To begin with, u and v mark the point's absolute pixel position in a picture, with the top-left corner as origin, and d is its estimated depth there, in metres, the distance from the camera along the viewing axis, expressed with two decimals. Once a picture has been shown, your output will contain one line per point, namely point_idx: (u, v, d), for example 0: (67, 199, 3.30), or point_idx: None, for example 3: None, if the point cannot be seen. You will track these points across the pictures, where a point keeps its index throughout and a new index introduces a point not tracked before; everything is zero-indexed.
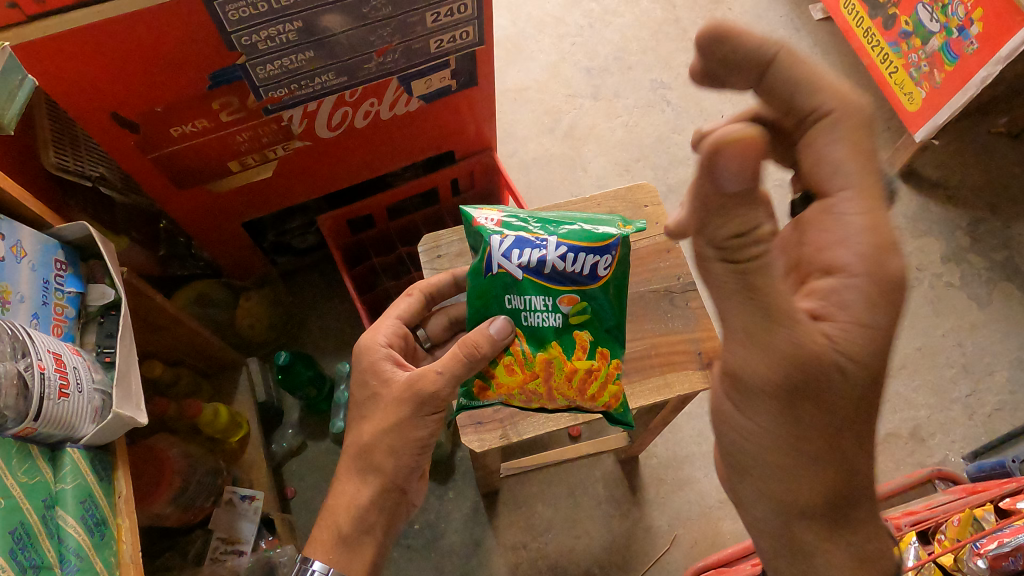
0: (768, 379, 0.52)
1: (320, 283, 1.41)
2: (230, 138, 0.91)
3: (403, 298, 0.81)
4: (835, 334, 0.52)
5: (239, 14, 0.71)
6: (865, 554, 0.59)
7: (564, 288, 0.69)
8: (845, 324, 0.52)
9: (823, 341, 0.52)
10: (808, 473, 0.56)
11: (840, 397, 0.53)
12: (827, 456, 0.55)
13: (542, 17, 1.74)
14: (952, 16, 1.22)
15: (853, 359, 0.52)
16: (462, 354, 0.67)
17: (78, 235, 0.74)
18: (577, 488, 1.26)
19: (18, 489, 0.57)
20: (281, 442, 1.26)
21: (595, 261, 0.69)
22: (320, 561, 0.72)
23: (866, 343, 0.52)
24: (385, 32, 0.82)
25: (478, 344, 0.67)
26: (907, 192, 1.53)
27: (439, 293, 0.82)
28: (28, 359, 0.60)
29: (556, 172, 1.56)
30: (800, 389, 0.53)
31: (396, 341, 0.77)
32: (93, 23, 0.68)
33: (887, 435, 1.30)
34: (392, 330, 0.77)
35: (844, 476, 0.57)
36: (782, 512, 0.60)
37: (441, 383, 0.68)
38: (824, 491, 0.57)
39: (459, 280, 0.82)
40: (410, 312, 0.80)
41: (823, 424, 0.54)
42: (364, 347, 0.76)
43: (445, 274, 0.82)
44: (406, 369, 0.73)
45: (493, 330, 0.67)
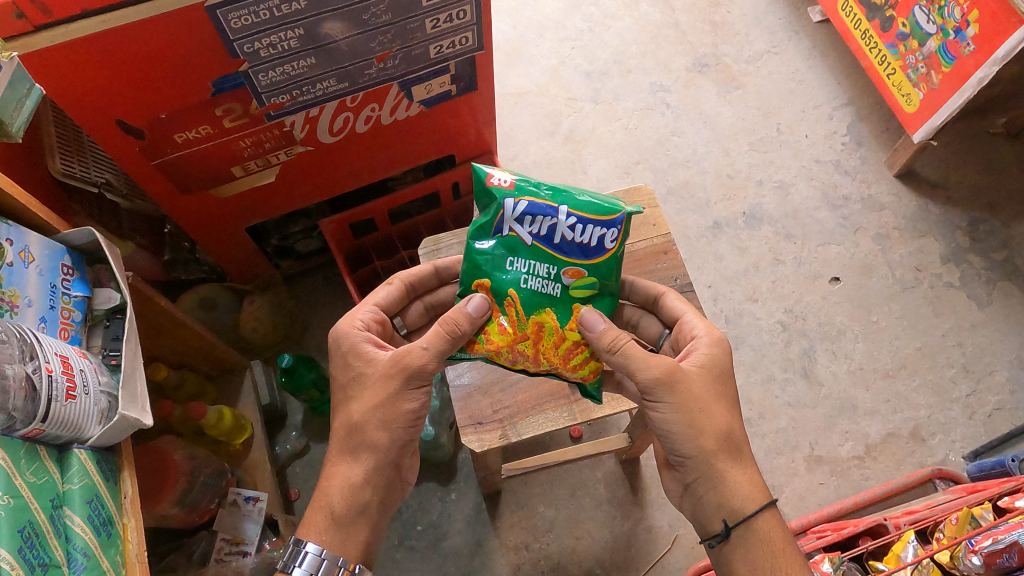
0: (672, 407, 0.69)
1: (323, 286, 1.42)
2: (233, 144, 0.92)
3: (384, 285, 0.82)
4: (705, 366, 0.72)
5: (242, 22, 0.73)
6: (787, 537, 0.71)
7: (571, 260, 0.71)
8: (708, 361, 0.72)
9: (696, 371, 0.71)
10: (725, 475, 0.70)
11: (719, 410, 0.70)
12: (731, 457, 0.71)
13: (542, 21, 1.76)
14: (949, 18, 1.23)
15: (720, 380, 0.72)
16: (443, 330, 0.69)
17: (83, 240, 0.76)
18: (578, 489, 1.26)
19: (28, 489, 0.59)
20: (285, 444, 1.27)
21: (602, 233, 0.70)
22: (314, 543, 0.72)
23: (725, 371, 0.72)
24: (385, 39, 0.83)
25: (458, 322, 0.69)
26: (906, 193, 1.54)
27: (420, 284, 0.84)
28: (36, 362, 0.61)
29: (556, 175, 1.57)
30: (693, 408, 0.69)
31: (373, 326, 0.78)
32: (97, 32, 0.70)
33: (886, 434, 1.31)
34: (369, 315, 0.78)
35: (750, 472, 0.72)
36: (725, 509, 0.71)
37: (428, 359, 0.69)
38: (742, 485, 0.70)
39: (441, 271, 0.85)
40: (389, 299, 0.81)
41: (718, 433, 0.70)
42: (342, 331, 0.76)
43: (428, 266, 0.84)
44: (386, 350, 0.75)
45: (470, 308, 0.69)
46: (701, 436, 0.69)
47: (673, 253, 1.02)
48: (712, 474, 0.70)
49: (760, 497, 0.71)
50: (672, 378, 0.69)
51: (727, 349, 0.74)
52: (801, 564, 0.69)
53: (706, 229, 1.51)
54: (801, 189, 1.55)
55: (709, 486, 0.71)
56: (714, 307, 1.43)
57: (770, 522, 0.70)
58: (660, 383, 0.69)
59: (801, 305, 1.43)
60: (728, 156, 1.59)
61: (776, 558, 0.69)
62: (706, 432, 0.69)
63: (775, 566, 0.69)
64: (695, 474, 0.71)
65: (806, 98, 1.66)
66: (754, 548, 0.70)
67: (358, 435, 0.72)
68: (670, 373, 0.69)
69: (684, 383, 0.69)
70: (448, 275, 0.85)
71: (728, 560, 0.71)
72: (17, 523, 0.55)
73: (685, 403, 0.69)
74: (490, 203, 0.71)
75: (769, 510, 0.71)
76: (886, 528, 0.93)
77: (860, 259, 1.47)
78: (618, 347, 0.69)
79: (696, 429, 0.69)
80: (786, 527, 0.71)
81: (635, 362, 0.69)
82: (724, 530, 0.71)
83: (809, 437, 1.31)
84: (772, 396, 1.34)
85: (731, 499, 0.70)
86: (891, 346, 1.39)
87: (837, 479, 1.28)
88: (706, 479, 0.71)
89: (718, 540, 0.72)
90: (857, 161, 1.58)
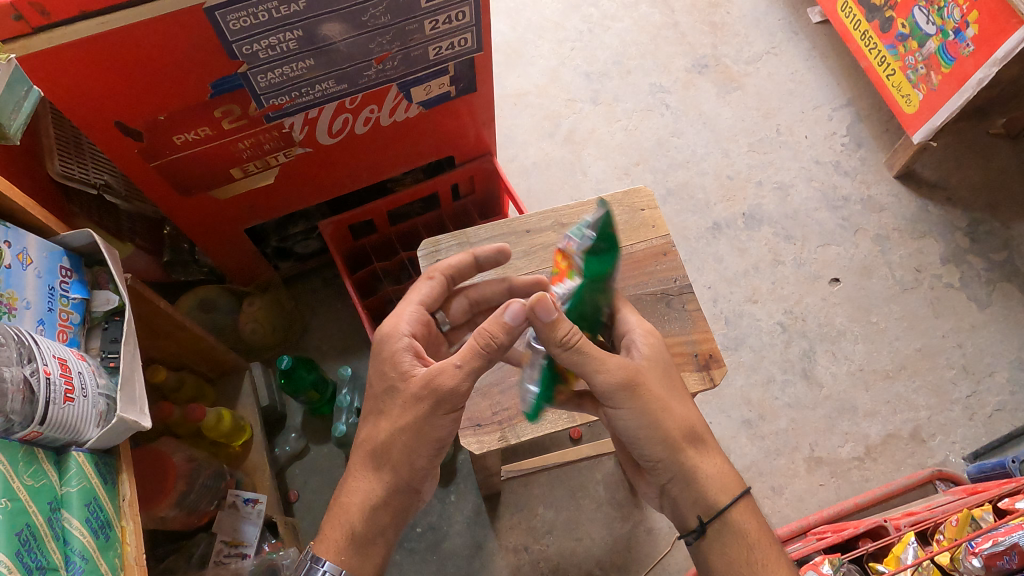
0: (637, 406, 0.70)
1: (322, 287, 1.42)
2: (232, 146, 0.92)
3: (425, 280, 0.83)
4: (654, 364, 0.73)
5: (240, 24, 0.73)
6: (764, 529, 0.72)
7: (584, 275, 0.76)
8: (655, 359, 0.73)
9: (647, 370, 0.72)
10: (698, 471, 0.72)
11: (678, 406, 0.72)
12: (698, 450, 0.73)
13: (542, 22, 1.76)
14: (948, 19, 1.23)
15: (669, 376, 0.74)
16: (480, 345, 0.68)
17: (82, 242, 0.75)
18: (578, 490, 1.26)
19: (26, 492, 0.58)
20: (284, 446, 1.27)
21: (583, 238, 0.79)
22: (332, 562, 0.72)
23: (670, 367, 0.74)
24: (384, 40, 0.83)
25: (495, 334, 0.68)
26: (906, 194, 1.53)
27: (460, 275, 0.86)
28: (34, 365, 0.61)
29: (556, 176, 1.56)
30: (654, 406, 0.70)
31: (418, 329, 0.78)
32: (97, 34, 0.69)
33: (886, 435, 1.31)
34: (414, 317, 0.78)
35: (721, 465, 0.73)
36: (701, 504, 0.72)
37: (461, 377, 0.69)
38: (715, 479, 0.72)
39: (480, 261, 0.86)
40: (432, 294, 0.83)
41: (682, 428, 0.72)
42: (387, 335, 0.76)
43: (467, 257, 0.85)
44: (426, 362, 0.74)
45: (507, 316, 0.67)
46: (666, 433, 0.71)
47: (672, 255, 1.02)
48: (684, 471, 0.72)
49: (731, 488, 0.73)
50: (629, 376, 0.70)
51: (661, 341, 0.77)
52: (781, 556, 0.71)
53: (705, 230, 1.51)
54: (800, 190, 1.55)
55: (683, 483, 0.72)
56: (713, 309, 1.43)
57: (743, 512, 0.73)
58: (620, 383, 0.69)
59: (801, 306, 1.43)
60: (728, 157, 1.59)
61: (753, 549, 0.71)
62: (665, 427, 0.71)
63: (752, 558, 0.70)
64: (671, 474, 0.73)
65: (806, 99, 1.66)
66: (730, 542, 0.72)
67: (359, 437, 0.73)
68: (627, 372, 0.70)
69: (643, 381, 0.70)
70: (488, 264, 0.86)
71: (707, 555, 0.73)
72: (15, 526, 0.55)
73: (646, 401, 0.70)
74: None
75: (742, 501, 0.73)
76: (886, 529, 0.93)
77: (860, 260, 1.47)
78: (572, 343, 0.67)
79: (662, 426, 0.71)
80: (760, 517, 0.73)
81: (591, 362, 0.69)
82: (700, 525, 0.73)
83: (809, 438, 1.31)
84: (772, 398, 1.34)
85: (705, 493, 0.72)
86: (891, 347, 1.39)
87: (837, 480, 1.28)
88: (680, 476, 0.72)
89: (695, 536, 0.73)
90: (856, 162, 1.58)
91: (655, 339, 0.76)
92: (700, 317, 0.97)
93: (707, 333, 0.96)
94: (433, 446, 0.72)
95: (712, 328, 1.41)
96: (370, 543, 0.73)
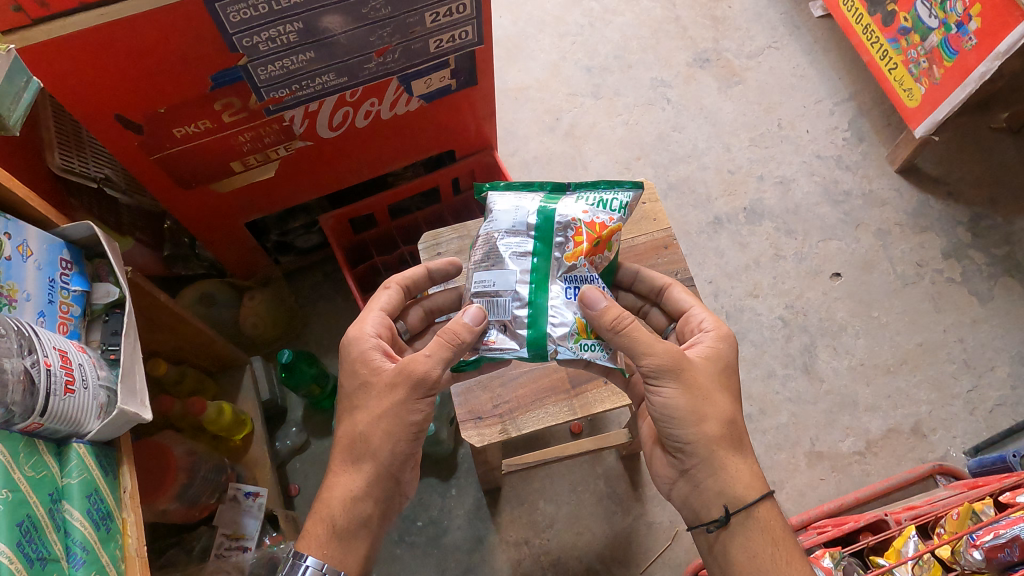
0: (680, 396, 0.70)
1: (323, 282, 1.42)
2: (233, 139, 0.92)
3: (382, 290, 0.81)
4: (710, 358, 0.73)
5: (240, 16, 0.72)
6: (784, 527, 0.71)
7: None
8: (712, 354, 0.73)
9: (701, 361, 0.72)
10: (729, 466, 0.71)
11: (723, 401, 0.71)
12: (733, 448, 0.71)
13: (543, 16, 1.75)
14: (951, 12, 1.22)
15: (725, 372, 0.73)
16: (444, 340, 0.70)
17: (82, 234, 0.75)
18: (579, 484, 1.26)
19: (26, 483, 0.58)
20: (285, 440, 1.27)
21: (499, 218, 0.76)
22: (314, 556, 0.71)
23: (730, 364, 0.74)
24: (384, 33, 0.83)
25: (457, 331, 0.70)
26: (907, 188, 1.53)
27: (415, 286, 0.84)
28: (34, 356, 0.61)
29: (556, 170, 1.56)
30: (698, 396, 0.70)
31: (384, 331, 0.78)
32: (95, 26, 0.69)
33: (886, 430, 1.31)
34: (378, 322, 0.78)
35: (751, 463, 0.72)
36: (727, 497, 0.71)
37: (432, 365, 0.70)
38: (745, 475, 0.71)
39: (433, 272, 0.84)
40: (392, 304, 0.81)
41: (721, 423, 0.70)
42: (351, 337, 0.76)
43: (420, 268, 0.83)
44: (394, 360, 0.75)
45: (468, 318, 0.70)
46: (705, 421, 0.70)
47: (673, 248, 1.02)
48: (714, 461, 0.71)
49: (759, 486, 0.71)
50: (678, 365, 0.70)
51: (732, 343, 0.75)
52: (800, 555, 0.70)
53: (706, 224, 1.51)
54: (801, 184, 1.55)
55: (711, 471, 0.71)
56: (714, 303, 1.43)
57: (769, 512, 0.71)
58: (666, 368, 0.69)
59: (802, 301, 1.43)
60: (729, 152, 1.59)
61: (776, 546, 0.70)
62: (709, 419, 0.70)
63: (776, 554, 0.69)
64: (696, 461, 0.71)
65: (808, 93, 1.65)
66: (753, 537, 0.71)
67: (357, 433, 0.72)
68: (677, 360, 0.70)
69: (689, 369, 0.70)
70: (441, 276, 0.85)
71: (725, 547, 0.71)
72: (16, 517, 0.55)
73: (690, 389, 0.70)
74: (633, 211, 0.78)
75: (768, 501, 0.71)
76: (887, 523, 0.92)
77: (861, 255, 1.47)
78: (621, 326, 0.69)
79: (699, 415, 0.70)
80: (784, 518, 0.72)
81: (640, 346, 0.69)
82: (725, 516, 0.71)
83: (809, 433, 1.31)
84: (772, 392, 1.34)
85: (733, 487, 0.71)
86: (892, 342, 1.39)
87: (837, 475, 1.28)
88: (707, 465, 0.71)
89: (718, 526, 0.71)
90: (858, 156, 1.57)
91: (720, 335, 0.76)
92: None
93: None
94: None
95: None
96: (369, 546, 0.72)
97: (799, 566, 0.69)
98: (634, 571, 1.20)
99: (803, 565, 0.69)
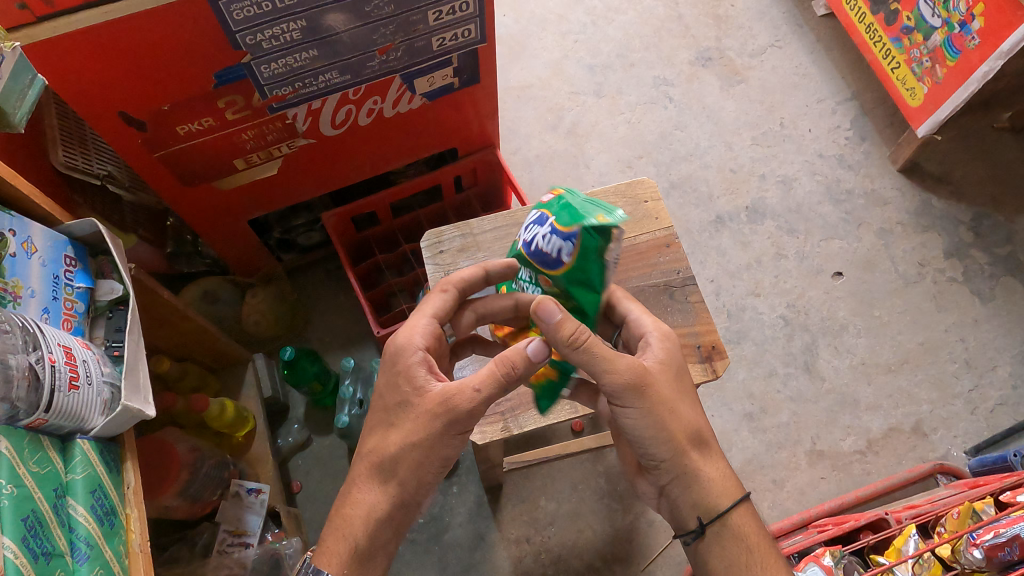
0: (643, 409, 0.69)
1: (325, 280, 1.42)
2: (236, 136, 0.92)
3: (437, 293, 0.79)
4: (664, 365, 0.72)
5: (244, 14, 0.73)
6: (762, 530, 0.72)
7: (542, 267, 0.73)
8: (666, 361, 0.72)
9: (656, 370, 0.71)
10: (701, 474, 0.71)
11: (685, 410, 0.71)
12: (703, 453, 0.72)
13: (545, 14, 1.75)
14: (953, 12, 1.22)
15: (679, 377, 0.73)
16: (499, 372, 0.68)
17: (86, 231, 0.76)
18: (580, 482, 1.27)
19: (31, 479, 0.59)
20: (287, 437, 1.28)
21: (560, 247, 0.69)
22: None
23: (681, 370, 0.73)
24: (387, 31, 0.83)
25: (514, 362, 0.68)
26: (909, 187, 1.53)
27: (471, 288, 0.81)
28: (39, 352, 0.61)
29: (558, 169, 1.56)
30: (661, 408, 0.70)
31: (431, 344, 0.75)
32: (100, 23, 0.69)
33: (887, 429, 1.31)
34: (428, 331, 0.76)
35: (724, 469, 0.73)
36: (701, 507, 0.72)
37: (478, 401, 0.69)
38: (719, 482, 0.72)
39: (490, 273, 0.81)
40: (443, 310, 0.78)
41: (686, 432, 0.71)
42: (398, 347, 0.74)
43: (480, 269, 0.80)
44: (440, 379, 0.72)
45: (529, 349, 0.68)
46: (673, 434, 0.70)
47: (675, 246, 1.02)
48: (686, 474, 0.71)
49: (733, 492, 0.72)
50: (640, 379, 0.69)
51: (675, 343, 0.75)
52: (777, 555, 0.71)
53: (708, 223, 1.51)
54: (803, 183, 1.55)
55: (684, 484, 0.72)
56: (716, 302, 1.43)
57: (744, 517, 0.72)
58: (628, 383, 0.68)
59: (804, 300, 1.43)
60: (731, 151, 1.59)
61: (752, 553, 0.70)
62: (679, 427, 0.70)
63: (752, 560, 0.70)
64: (670, 475, 0.72)
65: (810, 92, 1.65)
66: (731, 547, 0.71)
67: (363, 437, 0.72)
68: (640, 374, 0.69)
69: (649, 380, 0.69)
70: (498, 278, 0.82)
71: (704, 555, 0.73)
72: (21, 512, 0.56)
73: (653, 401, 0.69)
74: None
75: (743, 506, 0.72)
76: (888, 521, 0.92)
77: (863, 254, 1.47)
78: (579, 342, 0.66)
79: (666, 427, 0.70)
80: (759, 521, 0.72)
81: (601, 360, 0.67)
82: (700, 526, 0.72)
83: (811, 432, 1.31)
84: (774, 391, 1.34)
85: (704, 497, 0.71)
86: (894, 341, 1.39)
87: (838, 473, 1.28)
88: (681, 477, 0.71)
89: (694, 537, 0.73)
90: (860, 156, 1.57)
91: (664, 339, 0.75)
92: (703, 309, 0.97)
93: (710, 325, 0.96)
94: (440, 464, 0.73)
95: (715, 321, 1.41)
96: (365, 546, 0.72)
97: (775, 569, 0.69)
98: (634, 569, 1.20)
99: (779, 568, 0.70)
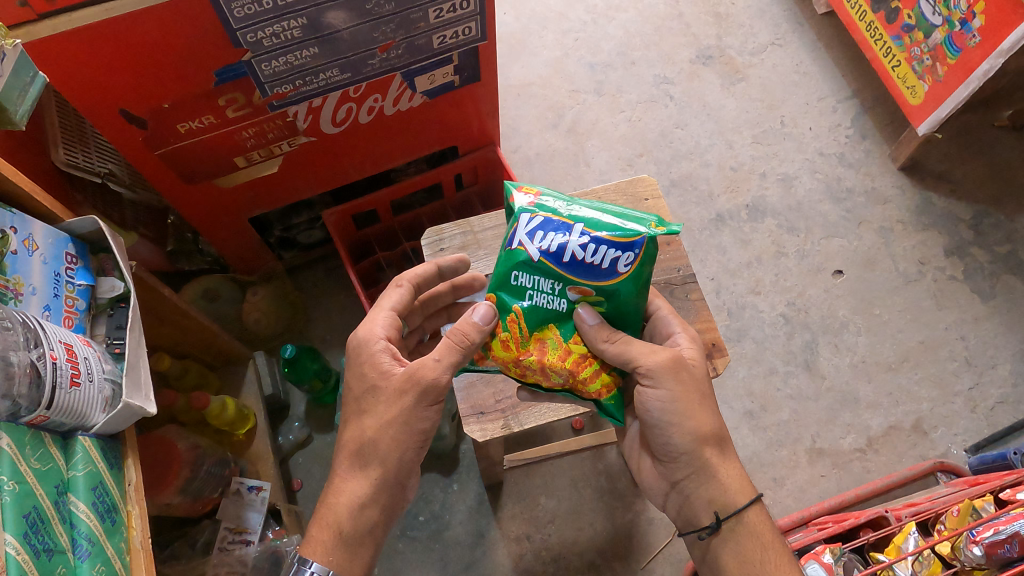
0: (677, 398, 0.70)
1: (325, 278, 1.42)
2: (236, 134, 0.92)
3: (393, 288, 0.80)
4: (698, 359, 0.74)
5: (245, 11, 0.73)
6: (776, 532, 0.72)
7: (579, 280, 0.68)
8: (699, 356, 0.74)
9: (692, 364, 0.73)
10: (722, 471, 0.71)
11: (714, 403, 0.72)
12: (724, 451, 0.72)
13: (546, 13, 1.75)
14: (954, 9, 1.22)
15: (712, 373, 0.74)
16: (454, 342, 0.68)
17: (87, 229, 0.76)
18: (580, 480, 1.27)
19: (32, 475, 0.59)
20: (288, 435, 1.28)
21: (615, 256, 0.67)
22: (319, 563, 0.71)
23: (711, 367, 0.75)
24: (388, 28, 0.83)
25: (467, 332, 0.68)
26: (909, 185, 1.53)
27: (424, 284, 0.83)
28: (40, 349, 0.61)
29: (558, 167, 1.56)
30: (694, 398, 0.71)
31: (393, 334, 0.77)
32: (100, 21, 0.69)
33: (887, 427, 1.31)
34: (388, 324, 0.77)
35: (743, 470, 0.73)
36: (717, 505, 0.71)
37: (440, 371, 0.69)
38: (738, 481, 0.72)
39: (443, 270, 0.85)
40: (403, 303, 0.79)
41: (713, 427, 0.71)
42: (361, 340, 0.75)
43: (432, 265, 0.83)
44: (404, 363, 0.74)
45: (477, 317, 0.69)
46: (698, 426, 0.70)
47: (676, 244, 1.02)
48: (706, 468, 0.71)
49: (749, 491, 0.72)
50: (675, 369, 0.70)
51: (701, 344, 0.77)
52: (789, 558, 0.71)
53: (708, 221, 1.51)
54: (804, 181, 1.55)
55: (701, 480, 0.72)
56: (716, 300, 1.43)
57: (758, 515, 0.72)
58: (665, 371, 0.70)
59: (804, 298, 1.43)
60: (732, 149, 1.59)
61: (766, 550, 0.70)
62: (702, 422, 0.70)
63: (764, 558, 0.70)
64: (689, 468, 0.72)
65: (810, 90, 1.65)
66: (744, 543, 0.71)
67: (359, 437, 0.72)
68: (674, 362, 0.70)
69: (683, 369, 0.71)
70: (449, 274, 0.86)
71: (716, 552, 0.72)
72: (22, 508, 0.56)
73: (685, 390, 0.70)
74: (511, 215, 0.72)
75: (757, 505, 0.72)
76: (888, 520, 0.92)
77: (863, 252, 1.47)
78: (616, 338, 0.70)
79: (693, 418, 0.70)
80: (772, 521, 0.72)
81: (639, 353, 0.70)
82: (716, 522, 0.71)
83: (811, 430, 1.31)
84: (774, 389, 1.35)
85: (723, 492, 0.71)
86: (894, 339, 1.39)
87: (838, 471, 1.28)
88: (700, 471, 0.71)
89: (709, 533, 0.72)
90: (860, 154, 1.57)
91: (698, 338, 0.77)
92: (703, 306, 0.97)
93: (710, 323, 0.96)
94: (419, 438, 0.72)
95: (715, 319, 1.41)
96: (364, 542, 0.73)
97: (788, 569, 0.69)
98: (634, 566, 1.20)
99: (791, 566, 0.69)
